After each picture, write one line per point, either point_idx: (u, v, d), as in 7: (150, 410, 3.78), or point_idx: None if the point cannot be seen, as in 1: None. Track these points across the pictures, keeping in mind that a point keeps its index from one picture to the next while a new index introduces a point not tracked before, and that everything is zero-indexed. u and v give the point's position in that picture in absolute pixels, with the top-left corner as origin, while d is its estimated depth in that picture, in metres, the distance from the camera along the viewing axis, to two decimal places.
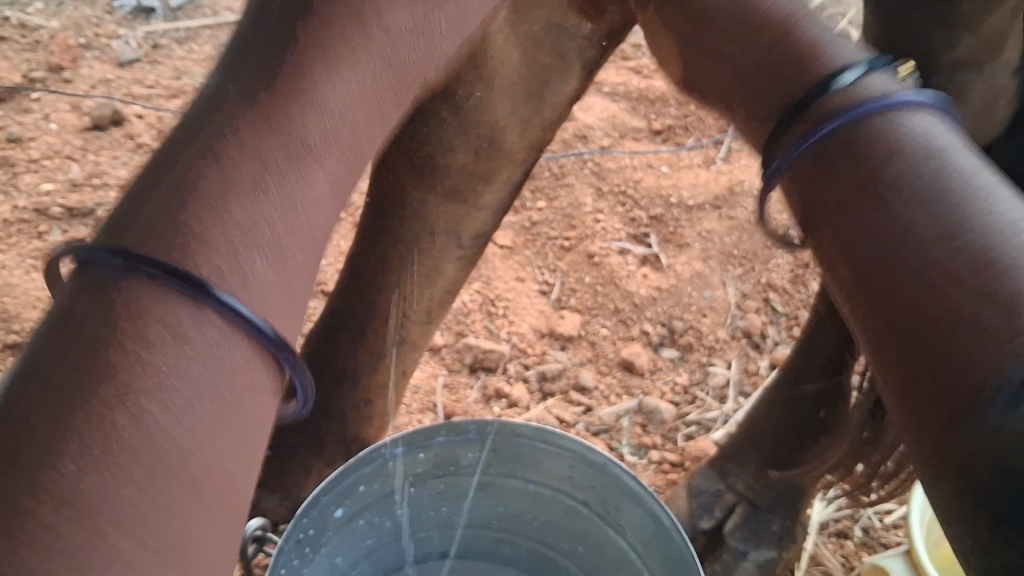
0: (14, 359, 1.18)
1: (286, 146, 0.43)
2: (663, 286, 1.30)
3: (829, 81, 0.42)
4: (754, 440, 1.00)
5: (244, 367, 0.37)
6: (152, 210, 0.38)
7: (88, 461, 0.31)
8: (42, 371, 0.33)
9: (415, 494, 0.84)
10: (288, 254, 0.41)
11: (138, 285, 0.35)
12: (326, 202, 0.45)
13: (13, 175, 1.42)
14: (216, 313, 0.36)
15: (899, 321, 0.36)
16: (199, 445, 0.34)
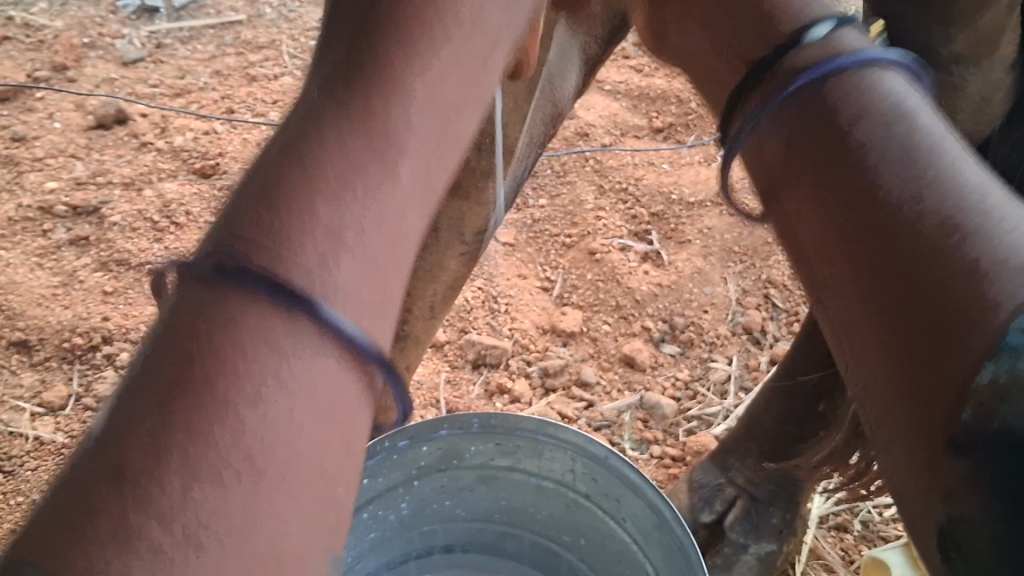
0: (19, 356, 1.19)
1: (373, 130, 0.36)
2: (664, 283, 1.31)
3: (805, 42, 0.46)
4: (755, 433, 1.01)
5: (340, 376, 0.32)
6: (262, 204, 0.33)
7: (195, 489, 0.27)
8: (146, 386, 0.29)
9: (418, 488, 0.85)
10: (378, 256, 0.35)
11: (237, 291, 0.31)
12: (418, 189, 0.38)
13: (18, 174, 1.43)
14: (311, 323, 0.31)
15: (870, 267, 0.37)
16: (299, 463, 0.30)
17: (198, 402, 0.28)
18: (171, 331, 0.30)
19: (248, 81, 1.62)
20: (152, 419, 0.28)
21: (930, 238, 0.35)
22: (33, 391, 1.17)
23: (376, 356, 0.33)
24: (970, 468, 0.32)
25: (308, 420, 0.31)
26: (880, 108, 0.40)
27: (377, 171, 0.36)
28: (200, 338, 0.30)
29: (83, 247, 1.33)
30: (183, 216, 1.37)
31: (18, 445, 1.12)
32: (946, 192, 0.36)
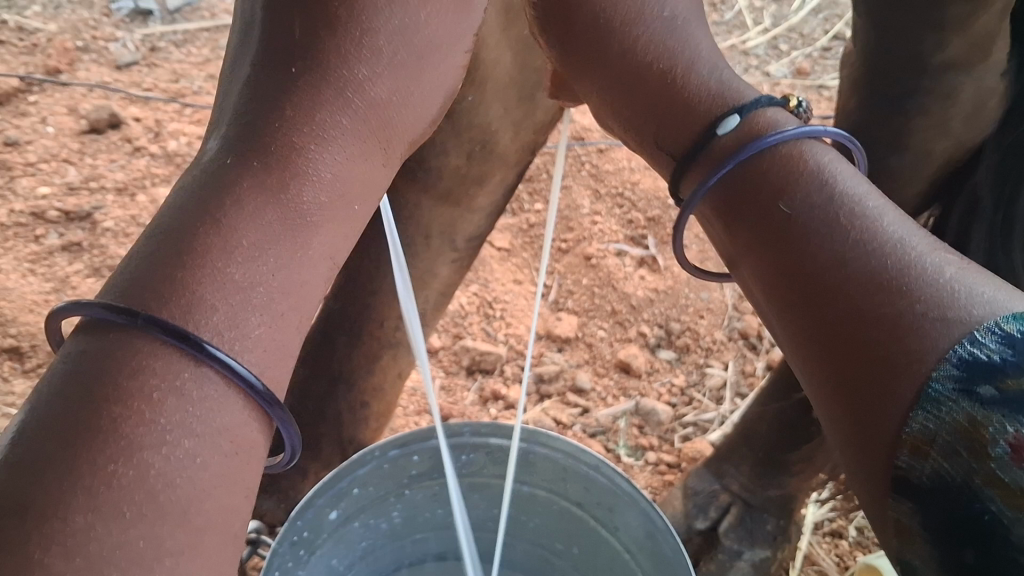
0: (11, 363, 1.18)
1: (279, 208, 0.46)
2: (660, 288, 1.31)
3: (717, 130, 0.55)
4: (750, 441, 1.00)
5: (233, 412, 0.41)
6: (170, 261, 0.42)
7: (100, 502, 0.36)
8: (58, 416, 0.38)
9: (410, 496, 0.84)
10: (283, 311, 0.45)
11: (143, 342, 0.40)
12: (323, 255, 0.49)
13: (11, 178, 1.42)
14: (210, 366, 0.41)
15: (815, 322, 0.46)
16: (195, 484, 0.39)
17: (107, 434, 0.37)
18: (77, 373, 0.39)
19: None
20: (63, 448, 0.37)
21: (860, 298, 0.44)
22: (24, 399, 1.16)
23: (263, 393, 0.42)
24: (909, 505, 0.40)
25: (203, 451, 0.40)
26: (810, 182, 0.49)
27: (290, 235, 0.47)
28: (104, 380, 0.39)
29: (76, 252, 1.32)
30: None
31: None
32: (873, 257, 0.45)
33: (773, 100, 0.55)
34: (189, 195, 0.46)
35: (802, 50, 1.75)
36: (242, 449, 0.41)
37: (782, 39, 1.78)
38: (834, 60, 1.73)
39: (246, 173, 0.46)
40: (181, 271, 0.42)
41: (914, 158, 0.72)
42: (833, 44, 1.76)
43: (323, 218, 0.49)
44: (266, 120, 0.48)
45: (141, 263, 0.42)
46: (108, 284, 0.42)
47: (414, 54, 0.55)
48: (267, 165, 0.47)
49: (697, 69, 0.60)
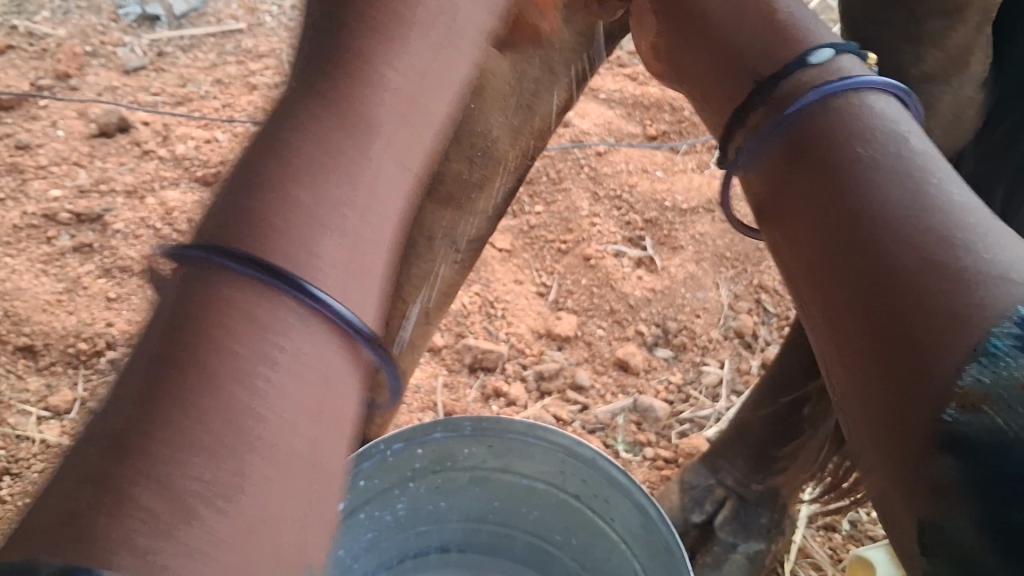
0: (26, 361, 1.22)
1: (353, 134, 0.41)
2: (658, 288, 1.33)
3: (799, 67, 0.51)
4: (744, 436, 1.03)
5: (330, 367, 0.35)
6: (252, 201, 0.37)
7: (188, 465, 0.30)
8: (150, 371, 0.32)
9: (414, 489, 0.87)
10: (363, 242, 0.39)
11: (227, 287, 0.34)
12: (399, 189, 0.42)
13: (23, 182, 1.45)
14: (301, 309, 0.35)
15: (864, 268, 0.42)
16: (292, 446, 0.33)
17: (191, 391, 0.32)
18: (161, 330, 0.33)
19: (249, 90, 1.65)
20: (145, 405, 0.31)
21: (919, 245, 0.40)
22: (39, 396, 1.19)
23: (364, 334, 0.36)
24: (954, 466, 0.36)
25: (296, 407, 0.33)
26: (872, 126, 0.46)
27: (361, 160, 0.40)
28: (188, 335, 0.33)
29: (87, 254, 1.35)
30: (185, 224, 1.39)
31: (26, 448, 1.14)
32: (933, 200, 0.41)
33: (847, 49, 0.52)
34: (263, 136, 0.41)
35: None
36: (343, 402, 0.35)
37: None
38: None
39: (320, 102, 0.41)
40: (264, 205, 0.37)
41: None
42: None
43: (400, 147, 0.42)
44: (342, 44, 0.43)
45: (224, 203, 0.38)
46: (193, 233, 0.37)
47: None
48: (338, 93, 0.42)
49: (774, 2, 0.57)
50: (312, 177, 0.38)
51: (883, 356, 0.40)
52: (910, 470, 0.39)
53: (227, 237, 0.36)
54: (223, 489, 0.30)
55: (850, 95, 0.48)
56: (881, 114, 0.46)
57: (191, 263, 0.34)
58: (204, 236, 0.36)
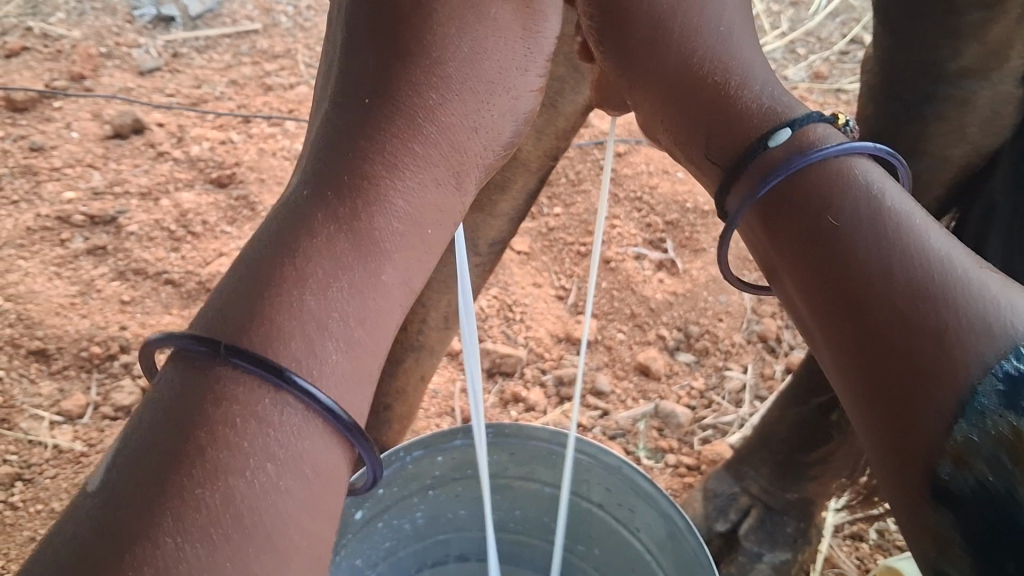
0: (38, 365, 1.20)
1: (357, 240, 0.46)
2: (679, 291, 1.31)
3: (768, 142, 0.53)
4: (768, 444, 1.00)
5: (318, 437, 0.42)
6: (246, 299, 0.43)
7: (187, 525, 0.37)
8: (150, 453, 0.39)
9: (433, 497, 0.85)
10: (358, 339, 0.45)
11: (226, 372, 0.41)
12: (399, 286, 0.48)
13: (36, 184, 1.44)
14: (292, 395, 0.41)
15: (856, 337, 0.46)
16: (283, 510, 0.40)
17: (193, 461, 0.39)
18: (165, 407, 0.41)
19: (264, 91, 1.63)
20: (156, 472, 0.39)
21: (902, 308, 0.44)
22: (52, 400, 1.18)
23: (344, 421, 0.42)
24: (952, 517, 0.41)
25: (283, 472, 0.40)
26: (852, 199, 0.48)
27: (363, 264, 0.46)
28: (194, 412, 0.40)
29: (101, 257, 1.34)
30: (200, 226, 1.38)
31: (38, 453, 1.13)
32: (907, 267, 0.44)
33: (823, 117, 0.53)
34: (274, 228, 0.47)
35: (820, 54, 1.75)
36: (329, 478, 0.42)
37: (800, 43, 1.78)
38: (852, 63, 1.73)
39: (326, 208, 0.47)
40: (260, 306, 0.43)
41: (933, 164, 0.73)
42: (851, 48, 1.76)
43: (400, 246, 0.48)
44: (349, 150, 0.48)
45: (225, 299, 0.44)
46: (198, 314, 0.44)
47: (481, 84, 0.53)
48: (345, 198, 0.47)
49: (752, 80, 0.59)
50: (307, 275, 0.44)
51: (886, 409, 0.44)
52: (919, 502, 0.43)
53: (233, 333, 0.42)
54: (194, 561, 0.37)
55: (836, 160, 0.50)
56: (870, 178, 0.49)
57: (203, 350, 0.41)
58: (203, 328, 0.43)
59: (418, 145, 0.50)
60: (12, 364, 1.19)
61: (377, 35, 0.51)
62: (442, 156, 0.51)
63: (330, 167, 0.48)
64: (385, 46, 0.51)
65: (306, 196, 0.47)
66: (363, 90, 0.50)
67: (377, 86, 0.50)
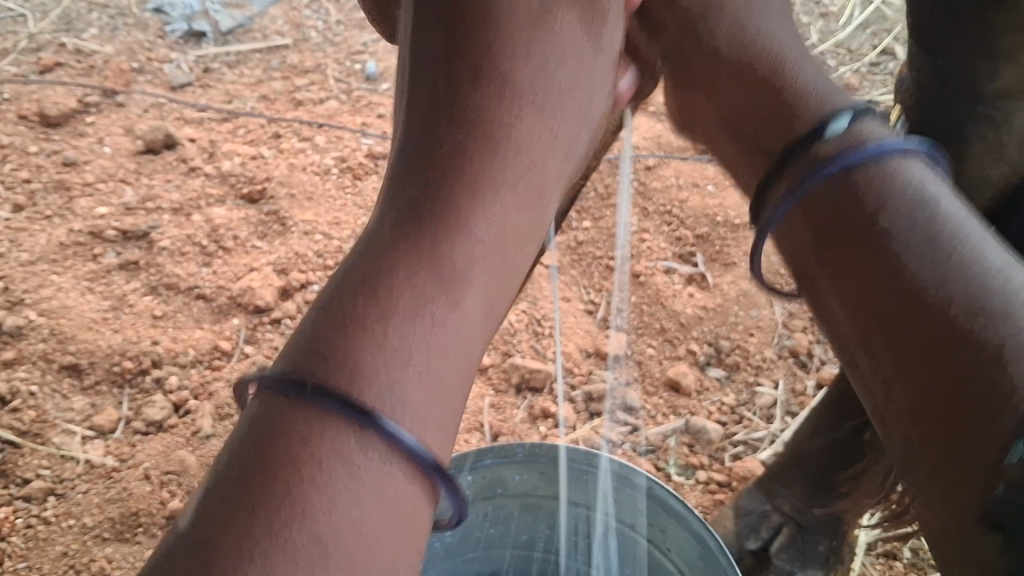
0: (71, 380, 1.21)
1: (436, 283, 0.46)
2: (709, 306, 1.30)
3: (822, 134, 0.53)
4: (800, 462, 0.99)
5: (400, 478, 0.42)
6: (328, 347, 0.43)
7: (275, 562, 0.38)
8: (232, 484, 0.40)
9: (463, 516, 0.84)
10: (440, 373, 0.45)
11: (311, 411, 0.41)
12: (478, 331, 0.48)
13: (69, 199, 1.45)
14: (374, 435, 0.41)
15: (894, 335, 0.47)
16: (359, 549, 0.40)
17: (284, 499, 0.39)
18: (252, 440, 0.41)
19: (294, 105, 1.64)
20: (245, 509, 0.39)
21: (958, 319, 0.44)
22: (84, 415, 1.19)
23: (427, 460, 0.42)
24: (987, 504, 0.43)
25: (369, 515, 0.41)
26: (905, 198, 0.48)
27: (444, 296, 0.46)
28: (282, 449, 0.40)
29: (133, 271, 1.35)
30: (231, 241, 1.39)
31: (70, 468, 1.14)
32: (969, 276, 0.44)
33: (874, 115, 0.53)
34: (359, 256, 0.47)
35: (850, 66, 1.74)
36: (404, 518, 0.42)
37: (830, 54, 1.77)
38: (883, 75, 1.72)
39: (404, 254, 0.46)
40: (336, 347, 0.43)
41: (969, 185, 0.72)
42: (882, 59, 1.75)
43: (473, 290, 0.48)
44: (427, 188, 0.49)
45: (312, 329, 0.44)
46: (285, 350, 0.44)
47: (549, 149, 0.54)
48: (424, 241, 0.47)
49: (807, 79, 0.58)
50: (390, 308, 0.45)
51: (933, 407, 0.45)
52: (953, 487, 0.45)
53: (316, 368, 0.42)
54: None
55: (888, 159, 0.49)
56: (918, 180, 0.49)
57: (290, 390, 0.41)
58: (288, 364, 0.43)
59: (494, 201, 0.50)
60: (45, 378, 1.20)
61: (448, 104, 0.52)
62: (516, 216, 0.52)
63: (413, 202, 0.48)
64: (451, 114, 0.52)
65: (385, 229, 0.48)
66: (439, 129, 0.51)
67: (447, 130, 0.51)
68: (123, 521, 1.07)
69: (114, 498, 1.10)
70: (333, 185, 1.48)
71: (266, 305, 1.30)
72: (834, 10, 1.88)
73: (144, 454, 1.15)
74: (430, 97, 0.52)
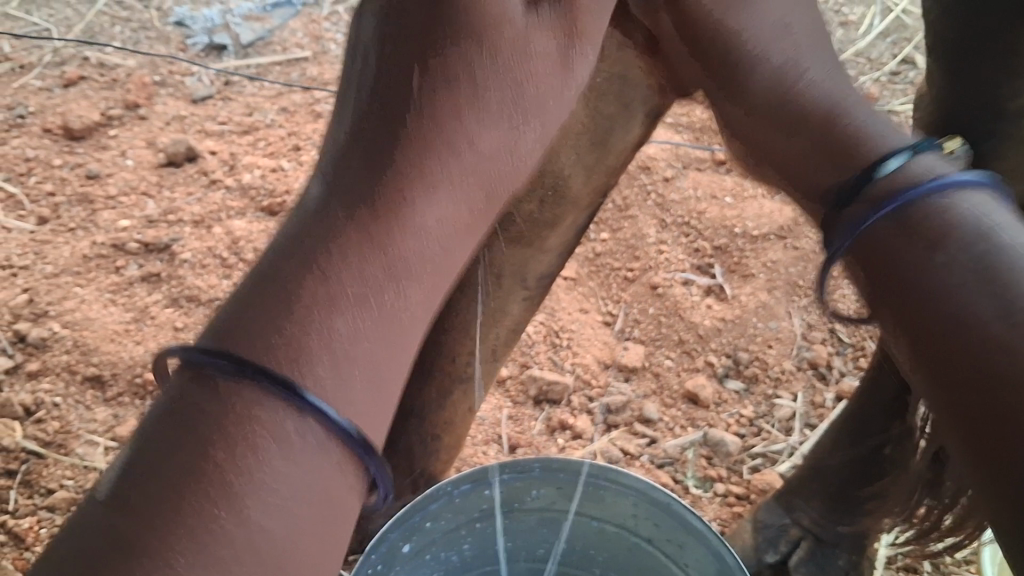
0: (93, 392, 1.22)
1: (380, 262, 0.46)
2: (728, 317, 1.30)
3: (875, 173, 0.51)
4: (819, 476, 0.99)
5: (333, 456, 0.42)
6: (269, 324, 0.43)
7: (199, 550, 0.37)
8: (159, 461, 0.39)
9: (481, 530, 0.85)
10: (383, 362, 0.45)
11: (246, 389, 0.41)
12: (422, 307, 0.48)
13: (92, 212, 1.47)
14: (310, 417, 0.41)
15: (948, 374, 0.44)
16: (284, 534, 0.39)
17: (209, 482, 0.39)
18: (177, 417, 0.40)
19: (314, 118, 1.65)
20: (166, 493, 0.38)
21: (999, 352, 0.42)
22: (106, 426, 1.20)
23: (358, 442, 0.42)
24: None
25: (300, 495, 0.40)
26: (950, 229, 0.46)
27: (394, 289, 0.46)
28: (209, 433, 0.40)
29: (154, 284, 1.36)
30: (251, 253, 1.40)
31: (93, 479, 1.15)
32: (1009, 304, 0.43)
33: (931, 149, 0.51)
34: (299, 241, 0.46)
35: (870, 76, 1.73)
36: (333, 502, 0.41)
37: (849, 64, 1.77)
38: (902, 85, 1.72)
39: (355, 232, 0.46)
40: (276, 330, 0.42)
41: None
42: (902, 69, 1.75)
43: (419, 263, 0.48)
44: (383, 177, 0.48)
45: (244, 305, 0.43)
46: (211, 328, 0.43)
47: (515, 107, 0.53)
48: (377, 215, 0.47)
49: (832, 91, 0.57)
50: (341, 297, 0.44)
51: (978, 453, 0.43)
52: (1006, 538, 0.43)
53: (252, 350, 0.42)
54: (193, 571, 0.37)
55: (941, 193, 0.48)
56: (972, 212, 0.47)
57: (226, 365, 0.41)
58: (217, 337, 0.43)
59: (451, 169, 0.50)
60: (69, 391, 1.22)
61: (414, 54, 0.50)
62: (474, 185, 0.52)
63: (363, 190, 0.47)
64: (424, 64, 0.50)
65: (335, 216, 0.47)
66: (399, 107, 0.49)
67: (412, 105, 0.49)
68: None
69: None
70: None
71: None
72: (854, 18, 1.87)
73: None
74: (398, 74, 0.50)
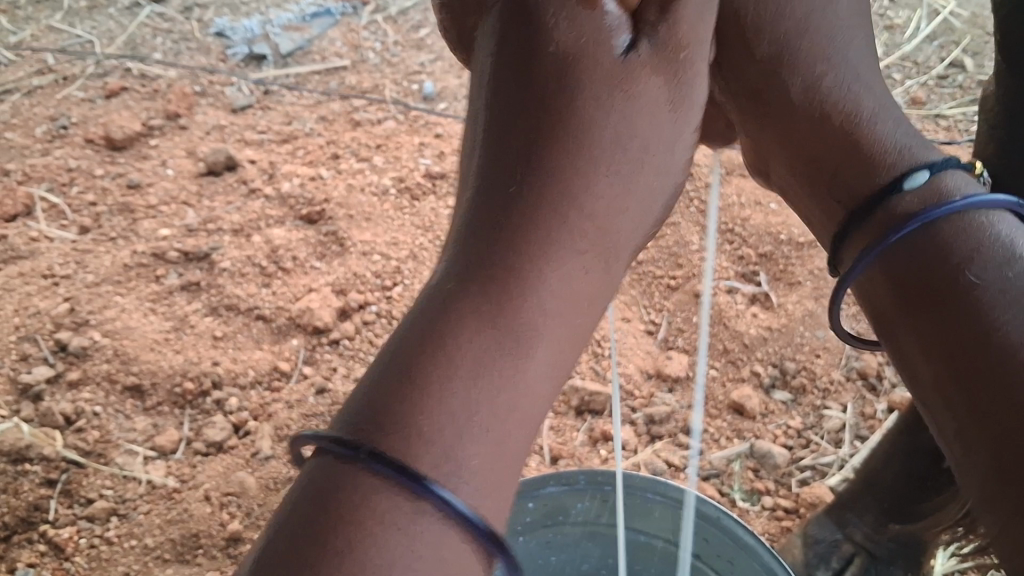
0: (133, 401, 1.22)
1: (498, 332, 0.46)
2: (774, 326, 1.27)
3: (903, 186, 0.58)
4: (873, 490, 0.96)
5: (455, 542, 0.41)
6: (394, 404, 0.43)
7: None
8: (289, 537, 0.41)
9: (522, 544, 0.82)
10: (502, 441, 0.44)
11: (364, 477, 0.41)
12: (545, 379, 0.47)
13: (133, 221, 1.47)
14: (429, 501, 0.41)
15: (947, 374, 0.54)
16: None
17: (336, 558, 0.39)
18: (307, 504, 0.41)
19: (353, 126, 1.65)
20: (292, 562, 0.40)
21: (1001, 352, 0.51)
22: (146, 435, 1.19)
23: (482, 530, 0.41)
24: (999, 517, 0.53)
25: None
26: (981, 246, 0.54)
27: (514, 362, 0.45)
28: (333, 511, 0.41)
29: (194, 292, 1.36)
30: (290, 261, 1.39)
31: (132, 488, 1.14)
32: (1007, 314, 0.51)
33: (956, 164, 0.59)
34: (420, 324, 0.46)
35: (917, 79, 1.70)
36: (461, 568, 0.41)
37: (895, 67, 1.73)
38: (951, 89, 1.68)
39: (475, 302, 0.46)
40: (399, 411, 0.43)
41: None
42: (950, 72, 1.71)
43: (541, 330, 0.47)
44: (490, 245, 0.48)
45: (373, 388, 0.44)
46: (341, 411, 0.45)
47: (631, 166, 0.53)
48: (495, 285, 0.47)
49: (882, 121, 0.64)
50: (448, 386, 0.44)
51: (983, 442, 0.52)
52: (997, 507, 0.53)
53: (374, 427, 0.43)
54: None
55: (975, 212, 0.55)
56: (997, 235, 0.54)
57: (344, 452, 0.42)
58: (346, 423, 0.43)
59: (572, 227, 0.49)
60: (109, 400, 1.21)
61: (517, 121, 0.52)
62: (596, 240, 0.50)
63: (478, 261, 0.48)
64: (533, 128, 0.52)
65: (454, 290, 0.47)
66: (509, 173, 0.50)
67: (520, 170, 0.50)
68: (184, 542, 1.08)
69: (176, 519, 1.10)
70: (391, 206, 1.48)
71: (325, 327, 1.30)
72: (900, 21, 1.83)
73: (204, 475, 1.15)
74: (509, 149, 0.51)
